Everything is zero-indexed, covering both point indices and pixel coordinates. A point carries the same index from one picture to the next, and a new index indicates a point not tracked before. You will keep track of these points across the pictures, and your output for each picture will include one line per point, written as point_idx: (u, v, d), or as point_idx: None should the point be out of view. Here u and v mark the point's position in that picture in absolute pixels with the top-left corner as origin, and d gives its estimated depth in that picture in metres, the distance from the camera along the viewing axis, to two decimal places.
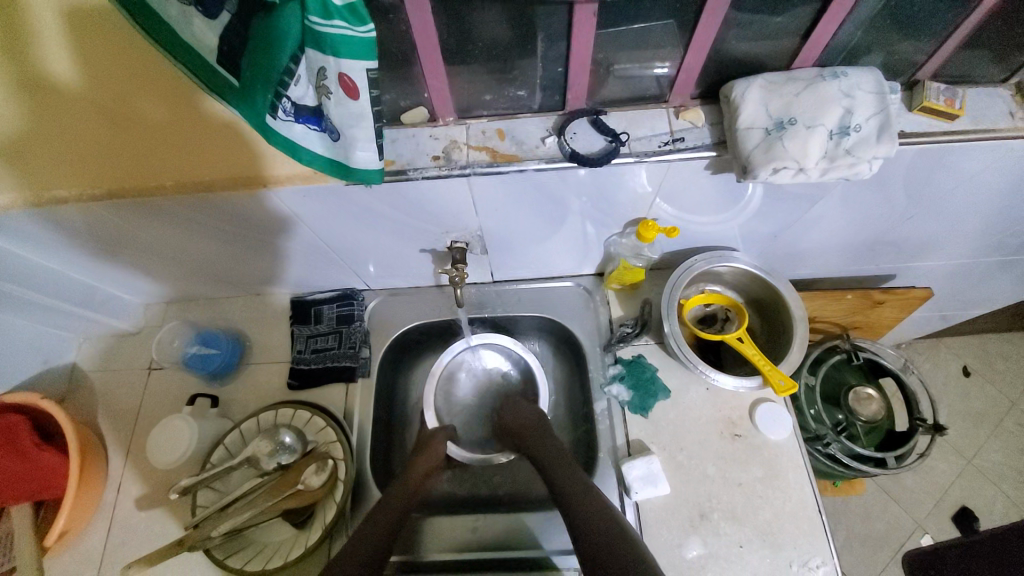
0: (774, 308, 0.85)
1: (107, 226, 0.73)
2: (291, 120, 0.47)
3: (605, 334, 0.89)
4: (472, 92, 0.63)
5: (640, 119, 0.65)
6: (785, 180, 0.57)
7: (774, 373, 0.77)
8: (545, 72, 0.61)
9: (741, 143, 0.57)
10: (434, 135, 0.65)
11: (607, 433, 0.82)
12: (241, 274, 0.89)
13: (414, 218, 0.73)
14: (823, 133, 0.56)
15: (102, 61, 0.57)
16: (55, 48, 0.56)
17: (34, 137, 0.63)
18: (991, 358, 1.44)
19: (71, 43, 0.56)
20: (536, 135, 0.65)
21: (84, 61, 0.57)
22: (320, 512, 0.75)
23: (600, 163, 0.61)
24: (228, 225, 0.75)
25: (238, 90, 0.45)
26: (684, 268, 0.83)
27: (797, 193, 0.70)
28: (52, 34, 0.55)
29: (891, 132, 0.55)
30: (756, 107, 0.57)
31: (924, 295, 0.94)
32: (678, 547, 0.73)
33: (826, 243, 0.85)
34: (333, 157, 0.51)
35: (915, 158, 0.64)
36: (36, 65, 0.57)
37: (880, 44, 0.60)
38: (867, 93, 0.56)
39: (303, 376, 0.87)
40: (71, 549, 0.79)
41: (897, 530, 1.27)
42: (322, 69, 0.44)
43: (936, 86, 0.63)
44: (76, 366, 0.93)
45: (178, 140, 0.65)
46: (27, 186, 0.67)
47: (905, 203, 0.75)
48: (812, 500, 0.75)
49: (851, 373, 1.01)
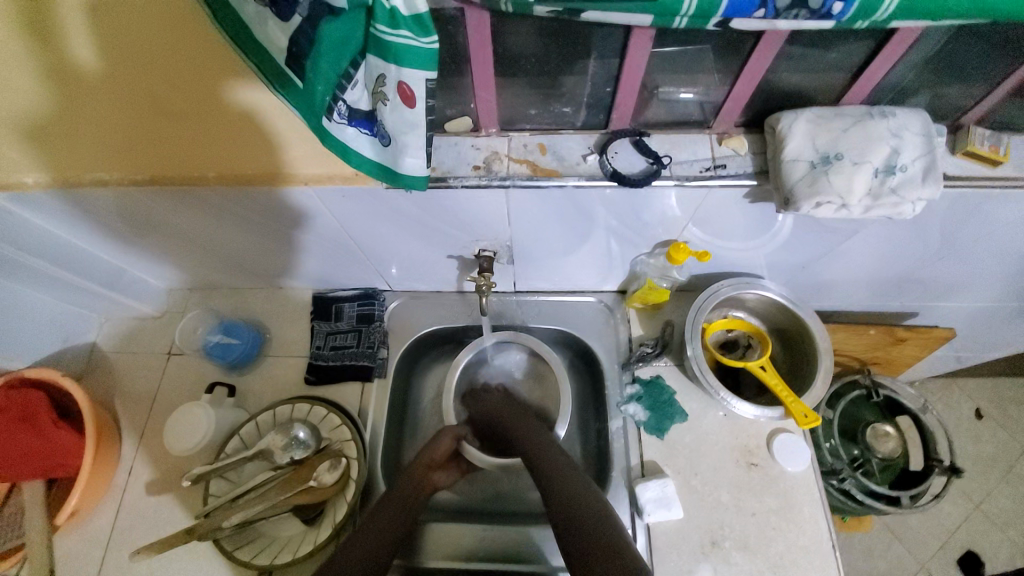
0: (798, 339, 0.84)
1: (141, 209, 0.74)
2: (344, 123, 0.49)
3: (625, 353, 0.88)
4: (517, 105, 0.64)
5: (682, 143, 0.66)
6: (826, 214, 0.58)
7: (797, 405, 0.76)
8: (593, 90, 0.62)
9: (786, 174, 0.58)
10: (476, 145, 0.66)
11: (621, 452, 0.81)
12: (264, 265, 0.89)
13: (447, 224, 0.73)
14: (870, 170, 0.56)
15: (127, 48, 0.55)
16: (76, 32, 0.54)
17: (62, 120, 0.63)
18: (1004, 402, 1.42)
19: (93, 29, 0.54)
20: (578, 152, 0.65)
21: (108, 48, 0.55)
22: (330, 511, 0.75)
23: (641, 184, 0.62)
24: (256, 215, 0.75)
25: (296, 90, 0.47)
26: (710, 293, 0.83)
27: (831, 226, 0.69)
28: (73, 19, 0.53)
29: (936, 175, 0.56)
30: (803, 140, 0.58)
31: (947, 335, 0.93)
32: (687, 573, 0.72)
33: (852, 276, 0.85)
34: (382, 162, 0.52)
35: (956, 199, 0.64)
36: (59, 49, 0.56)
37: (927, 86, 0.61)
38: (915, 134, 0.57)
39: (320, 372, 0.87)
40: (77, 530, 0.79)
41: (900, 569, 1.25)
42: (381, 76, 0.45)
43: (981, 132, 0.63)
44: (96, 346, 0.94)
45: (214, 132, 0.64)
46: (66, 167, 0.68)
47: (938, 243, 0.74)
48: (826, 536, 0.74)
49: (869, 410, 1.00)
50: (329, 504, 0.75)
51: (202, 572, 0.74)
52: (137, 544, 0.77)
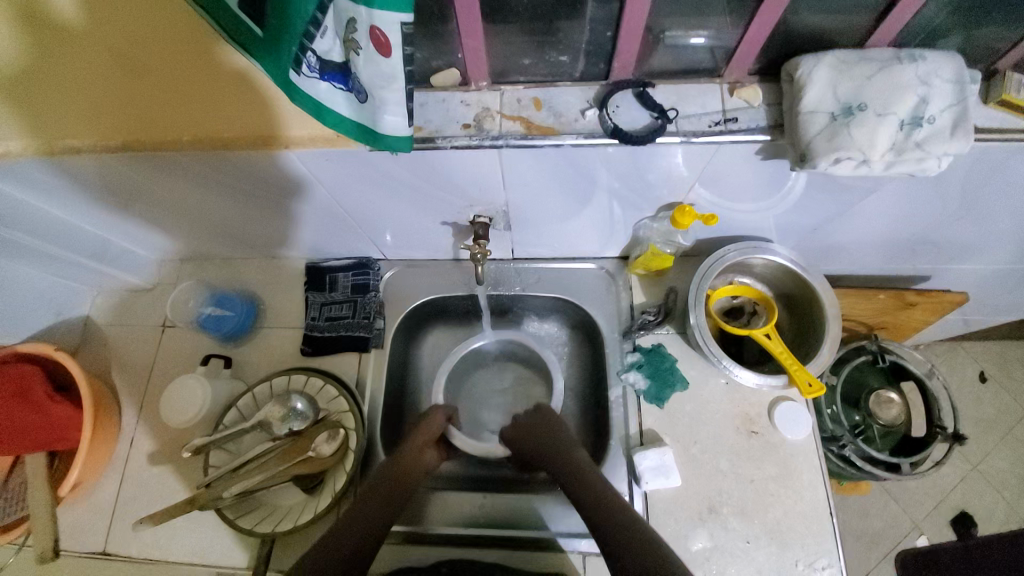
0: (805, 304, 0.81)
1: (120, 177, 0.70)
2: (316, 77, 0.44)
3: (626, 321, 0.86)
4: (509, 55, 0.59)
5: (690, 94, 0.60)
6: (844, 172, 0.54)
7: (802, 373, 0.74)
8: (592, 36, 0.57)
9: (802, 127, 0.54)
10: (465, 101, 0.61)
11: (621, 420, 0.80)
12: (253, 236, 0.87)
13: (439, 189, 0.69)
14: (894, 122, 0.52)
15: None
16: None
17: (34, 75, 0.58)
18: (1011, 366, 1.40)
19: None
20: (575, 107, 0.60)
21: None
22: (330, 480, 0.75)
23: (644, 141, 0.57)
24: (239, 182, 0.71)
25: (262, 41, 0.42)
26: (716, 258, 0.80)
27: (847, 185, 0.64)
28: None
29: (967, 127, 0.51)
30: (823, 88, 0.53)
31: (959, 300, 0.90)
32: (684, 538, 0.73)
33: (864, 239, 0.81)
34: (361, 120, 0.49)
35: (985, 156, 0.59)
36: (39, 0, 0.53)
37: (964, 26, 0.55)
38: (945, 81, 0.52)
39: (316, 343, 0.85)
40: (82, 501, 0.80)
41: (894, 528, 1.27)
42: (352, 20, 0.41)
43: (1017, 78, 0.57)
44: (90, 319, 0.93)
45: (189, 92, 0.60)
46: (36, 132, 0.64)
47: (960, 203, 0.69)
48: (825, 501, 0.74)
49: (874, 376, 0.99)
50: (328, 473, 0.76)
51: (208, 539, 0.76)
52: (142, 512, 0.79)
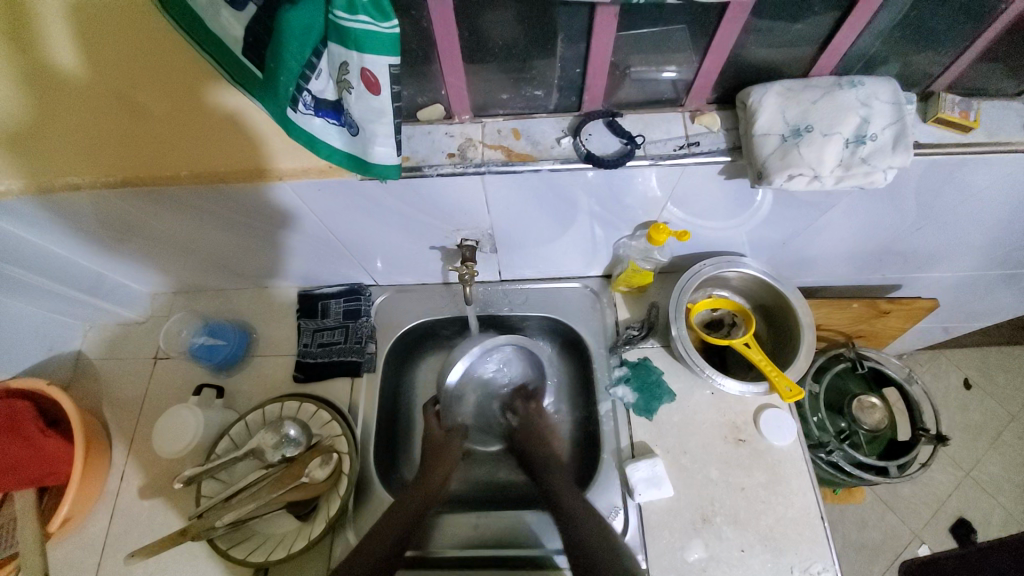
0: (781, 314, 0.85)
1: (117, 212, 0.73)
2: (311, 114, 0.49)
3: (611, 336, 0.88)
4: (489, 90, 0.64)
5: (657, 121, 0.66)
6: (799, 187, 0.59)
7: (781, 379, 0.77)
8: (564, 73, 0.62)
9: (758, 148, 0.59)
10: (449, 133, 0.66)
11: (611, 434, 0.81)
12: (245, 266, 0.89)
13: (428, 216, 0.73)
14: (840, 141, 0.57)
15: (106, 45, 0.54)
16: (58, 41, 0.53)
17: (35, 124, 0.61)
18: (992, 371, 1.44)
19: (75, 34, 0.53)
20: (552, 136, 0.65)
21: (88, 50, 0.54)
22: (324, 505, 0.75)
23: (617, 164, 0.62)
24: (234, 213, 0.74)
25: (262, 83, 0.46)
26: (693, 272, 0.84)
27: (807, 200, 0.70)
28: (54, 26, 0.52)
29: (907, 143, 0.57)
30: (773, 113, 0.59)
31: (929, 306, 0.94)
32: (679, 549, 0.73)
33: (833, 251, 0.85)
34: (352, 152, 0.52)
35: (929, 169, 0.65)
36: (41, 59, 0.55)
37: (897, 54, 0.61)
38: (884, 102, 0.58)
39: (308, 369, 0.87)
40: (70, 539, 0.78)
41: (894, 539, 1.27)
42: (345, 63, 0.45)
43: (951, 99, 0.64)
44: (82, 353, 0.93)
45: (185, 132, 0.63)
46: (35, 173, 0.67)
47: (915, 214, 0.75)
48: (815, 506, 0.75)
49: (855, 381, 1.02)
50: (322, 499, 0.76)
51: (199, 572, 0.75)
52: (132, 547, 0.77)
